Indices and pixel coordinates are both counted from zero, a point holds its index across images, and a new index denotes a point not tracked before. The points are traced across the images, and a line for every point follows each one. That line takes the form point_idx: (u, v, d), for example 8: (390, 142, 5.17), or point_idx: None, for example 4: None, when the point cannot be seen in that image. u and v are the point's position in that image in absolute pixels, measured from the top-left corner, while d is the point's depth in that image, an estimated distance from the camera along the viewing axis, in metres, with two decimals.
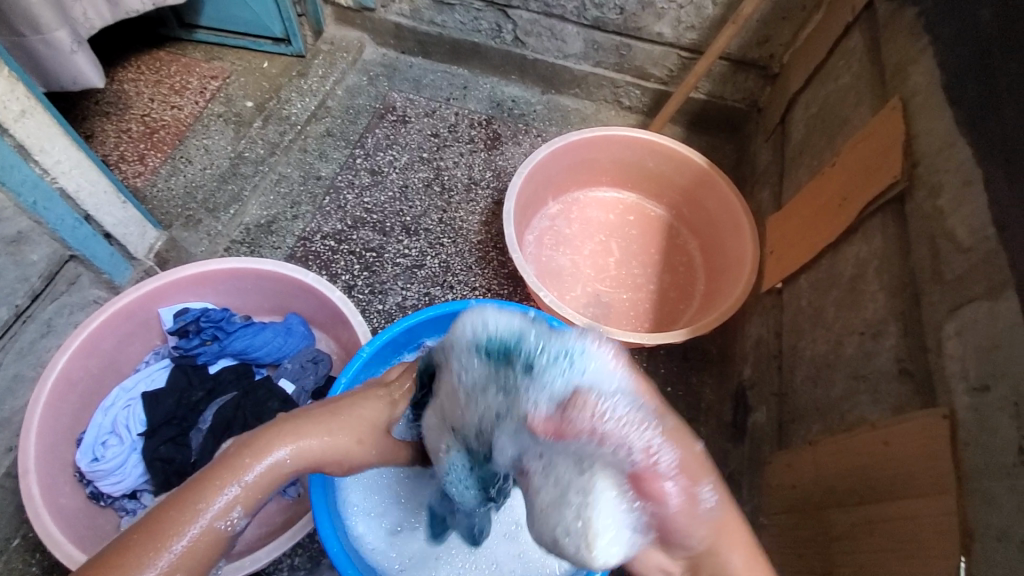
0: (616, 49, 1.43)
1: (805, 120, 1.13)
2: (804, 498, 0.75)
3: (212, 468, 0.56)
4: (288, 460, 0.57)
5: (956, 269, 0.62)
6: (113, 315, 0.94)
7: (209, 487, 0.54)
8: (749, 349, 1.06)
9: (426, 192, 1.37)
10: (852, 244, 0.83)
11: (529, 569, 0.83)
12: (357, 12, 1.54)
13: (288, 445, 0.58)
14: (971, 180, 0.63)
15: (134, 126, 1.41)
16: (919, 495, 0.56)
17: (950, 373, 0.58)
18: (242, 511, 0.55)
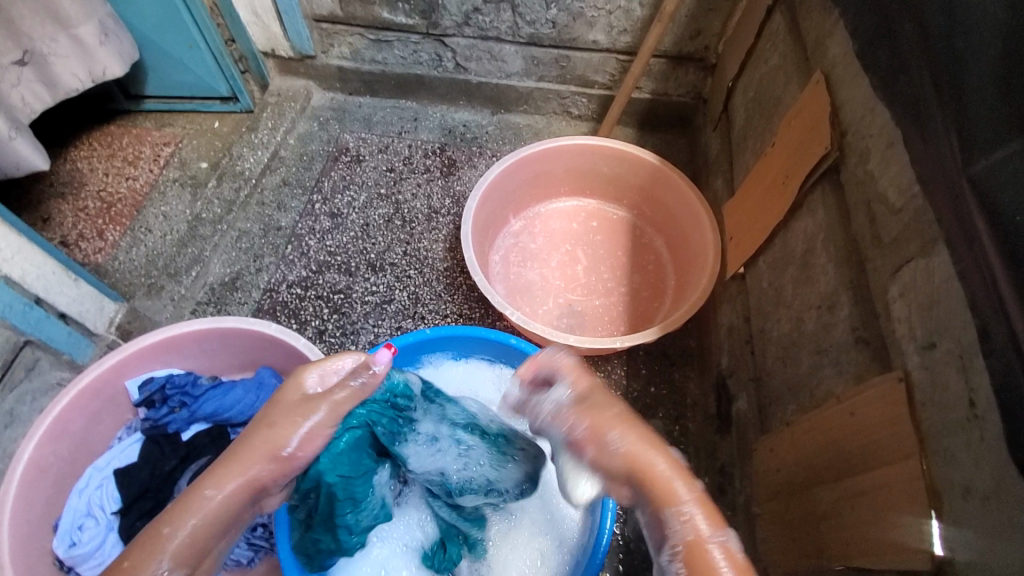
0: (556, 62, 1.45)
1: (744, 105, 1.15)
2: (789, 482, 0.74)
3: (146, 532, 0.60)
4: (209, 501, 0.62)
5: (892, 231, 0.62)
6: (79, 396, 0.92)
7: (135, 551, 0.58)
8: (723, 338, 1.06)
9: (388, 227, 1.38)
10: (799, 220, 0.83)
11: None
12: (299, 61, 1.56)
13: (203, 491, 0.62)
14: (893, 141, 0.63)
15: (91, 203, 1.41)
16: (889, 463, 0.55)
17: (899, 335, 0.57)
18: (171, 565, 0.59)
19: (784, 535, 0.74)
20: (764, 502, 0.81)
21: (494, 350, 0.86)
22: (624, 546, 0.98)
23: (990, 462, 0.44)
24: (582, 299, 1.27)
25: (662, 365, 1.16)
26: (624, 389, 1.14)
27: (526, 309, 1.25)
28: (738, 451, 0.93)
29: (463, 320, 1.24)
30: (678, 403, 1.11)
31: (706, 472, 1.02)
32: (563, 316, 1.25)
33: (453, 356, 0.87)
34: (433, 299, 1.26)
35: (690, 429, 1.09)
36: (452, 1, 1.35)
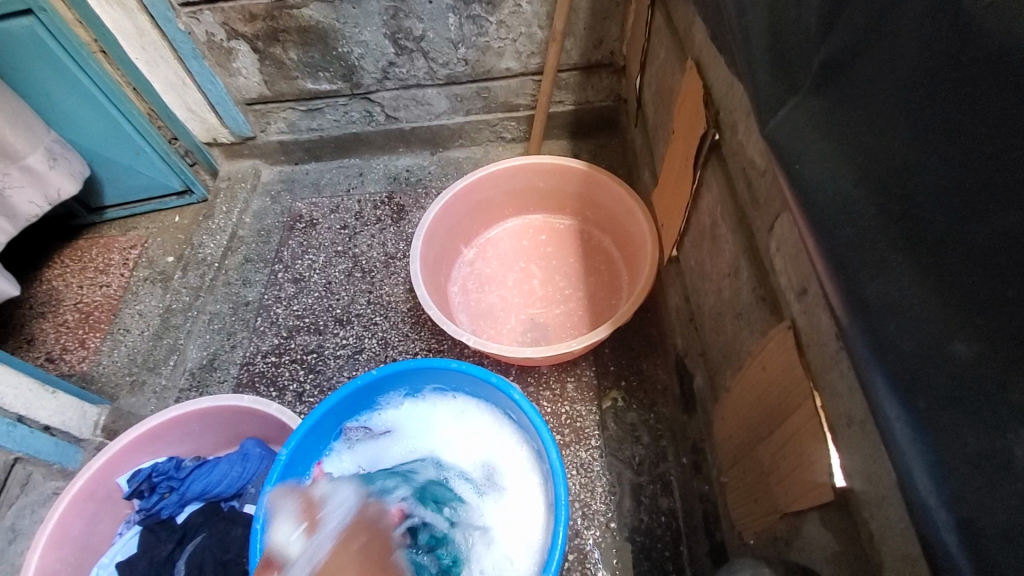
0: (478, 94, 1.53)
1: (650, 98, 1.20)
2: (739, 445, 0.77)
3: None
4: None
5: (762, 192, 0.66)
6: (74, 501, 0.96)
7: None
8: (673, 320, 1.09)
9: (349, 280, 1.43)
10: (702, 197, 0.87)
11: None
12: (241, 144, 1.64)
13: None
14: (748, 111, 0.68)
15: (70, 315, 1.46)
16: (796, 408, 0.58)
17: (782, 286, 0.61)
18: None
19: (746, 499, 0.76)
20: (728, 471, 0.83)
21: (443, 379, 0.89)
22: (618, 541, 1.00)
23: (852, 388, 0.47)
24: (542, 311, 1.31)
25: (627, 358, 1.19)
26: (595, 388, 1.16)
27: (490, 331, 1.29)
28: (703, 425, 0.96)
29: (432, 354, 1.28)
30: (648, 392, 1.14)
31: (683, 453, 1.04)
32: (527, 331, 1.29)
33: (406, 393, 0.91)
34: (401, 340, 1.31)
35: (663, 415, 1.11)
36: (367, 61, 1.43)
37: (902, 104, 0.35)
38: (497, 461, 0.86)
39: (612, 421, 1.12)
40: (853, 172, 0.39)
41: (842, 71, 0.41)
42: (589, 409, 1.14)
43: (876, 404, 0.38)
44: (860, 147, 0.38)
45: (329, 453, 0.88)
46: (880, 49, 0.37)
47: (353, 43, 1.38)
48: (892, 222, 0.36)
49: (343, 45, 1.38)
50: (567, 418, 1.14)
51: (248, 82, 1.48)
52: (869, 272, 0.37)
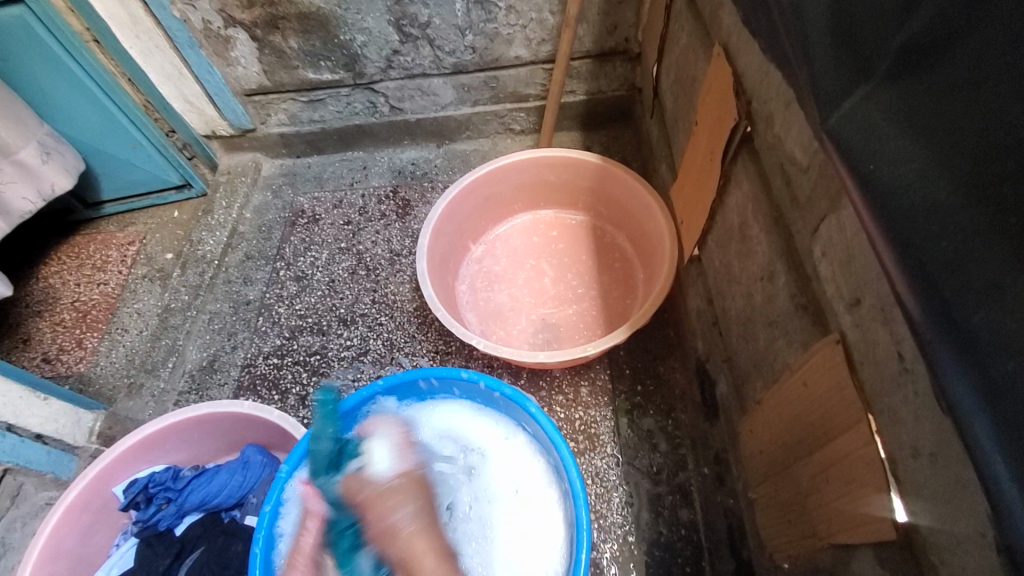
0: (485, 84, 1.46)
1: (669, 88, 1.14)
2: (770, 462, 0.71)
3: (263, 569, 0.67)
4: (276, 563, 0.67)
5: (805, 190, 0.60)
6: (67, 513, 0.92)
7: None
8: (694, 323, 1.04)
9: (353, 279, 1.38)
10: (730, 194, 0.82)
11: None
12: (241, 136, 1.58)
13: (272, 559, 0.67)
14: (789, 101, 0.62)
15: (67, 315, 1.42)
16: (845, 430, 0.53)
17: (829, 295, 0.55)
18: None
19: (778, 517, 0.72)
20: (757, 487, 0.78)
21: (455, 387, 0.85)
22: (636, 555, 0.95)
23: (924, 415, 0.42)
24: (554, 311, 1.26)
25: (644, 361, 1.14)
26: (611, 392, 1.11)
27: (500, 332, 1.24)
28: (728, 436, 0.90)
29: (440, 357, 1.23)
30: (667, 397, 1.09)
31: (705, 463, 0.99)
32: (538, 332, 1.24)
33: (417, 402, 0.86)
34: (407, 341, 1.26)
35: (683, 422, 1.06)
36: (371, 49, 1.36)
37: (1017, 97, 0.29)
38: (512, 473, 0.81)
39: (629, 428, 1.07)
40: (945, 177, 0.33)
41: (918, 59, 0.35)
42: (604, 415, 1.09)
43: (968, 447, 0.32)
44: (950, 149, 0.33)
45: None
46: (967, 37, 0.32)
47: (355, 30, 1.32)
48: (1000, 235, 0.30)
49: (345, 32, 1.32)
50: (581, 424, 1.09)
51: (247, 72, 1.42)
52: (975, 293, 0.31)
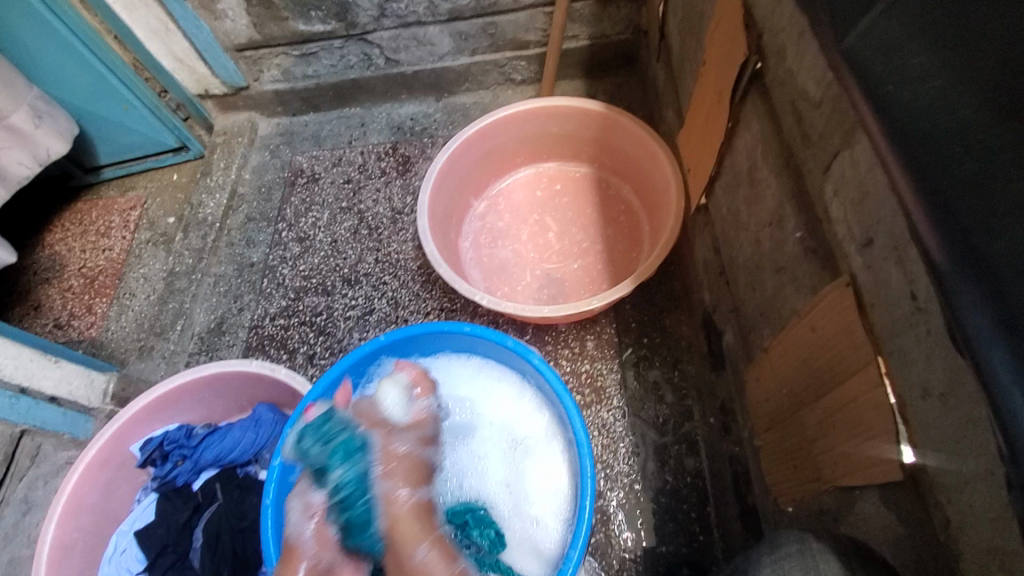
0: (484, 31, 1.40)
1: (676, 27, 1.08)
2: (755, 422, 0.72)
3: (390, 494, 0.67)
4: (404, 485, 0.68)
5: (817, 127, 0.57)
6: (88, 471, 0.95)
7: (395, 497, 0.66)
8: (702, 274, 1.02)
9: (355, 238, 1.37)
10: (739, 136, 0.78)
11: (524, 547, 0.73)
12: (235, 95, 1.54)
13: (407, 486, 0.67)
14: (802, 30, 0.58)
15: (74, 281, 1.43)
16: (855, 372, 0.52)
17: (841, 235, 0.53)
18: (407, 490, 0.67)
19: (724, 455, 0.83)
20: (764, 434, 0.78)
21: (458, 342, 0.84)
22: (642, 503, 0.97)
23: (937, 352, 0.41)
24: (559, 266, 1.24)
25: (650, 314, 1.12)
26: (617, 345, 1.11)
27: (505, 288, 1.23)
28: (734, 385, 0.90)
29: (445, 314, 1.23)
30: (673, 349, 1.08)
31: (711, 413, 0.99)
32: (543, 287, 1.22)
33: (421, 357, 0.86)
34: (412, 299, 1.26)
35: (689, 373, 1.06)
36: None
37: None
38: (517, 429, 0.81)
39: (635, 380, 1.07)
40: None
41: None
42: (610, 368, 1.09)
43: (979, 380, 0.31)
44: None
45: None
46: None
47: None
48: None
49: None
50: (588, 377, 1.09)
51: (237, 26, 1.37)
52: None
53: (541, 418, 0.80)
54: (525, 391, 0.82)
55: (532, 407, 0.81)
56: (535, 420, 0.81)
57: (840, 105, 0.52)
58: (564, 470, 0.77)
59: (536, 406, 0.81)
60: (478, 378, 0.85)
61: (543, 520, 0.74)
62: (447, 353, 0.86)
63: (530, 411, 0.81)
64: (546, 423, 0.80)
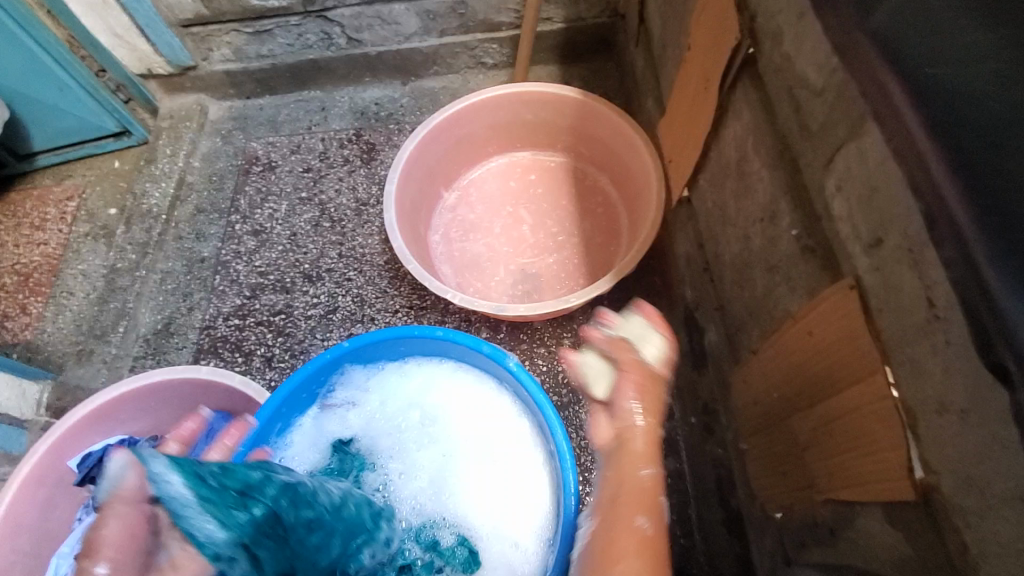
0: (453, 10, 1.32)
1: (656, 10, 1.03)
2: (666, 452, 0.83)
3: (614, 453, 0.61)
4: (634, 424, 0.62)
5: (818, 117, 0.53)
6: (19, 491, 0.85)
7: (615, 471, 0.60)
8: (683, 269, 0.98)
9: (317, 231, 1.28)
10: (727, 126, 0.74)
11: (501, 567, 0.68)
12: (183, 75, 1.42)
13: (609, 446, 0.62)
14: (803, 11, 0.54)
15: (4, 279, 1.29)
16: (855, 381, 0.49)
17: (844, 233, 0.50)
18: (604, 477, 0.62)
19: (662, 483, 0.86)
20: (749, 438, 0.75)
21: (428, 345, 0.78)
22: None
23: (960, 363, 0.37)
24: (534, 260, 1.19)
25: None
26: None
27: (478, 285, 1.17)
28: (718, 385, 0.87)
29: (415, 312, 1.16)
30: None
31: (692, 413, 0.96)
32: (518, 283, 1.17)
33: (390, 362, 0.80)
34: (378, 296, 1.18)
35: None
36: None
37: None
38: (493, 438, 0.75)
39: None
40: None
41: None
42: None
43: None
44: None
45: (302, 426, 0.77)
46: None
47: None
48: None
49: None
50: (565, 377, 1.05)
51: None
52: None
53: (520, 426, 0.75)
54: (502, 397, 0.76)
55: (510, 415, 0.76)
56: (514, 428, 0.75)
57: (846, 95, 0.48)
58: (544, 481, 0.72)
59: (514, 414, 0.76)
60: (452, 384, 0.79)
61: (521, 537, 0.69)
62: (419, 358, 0.80)
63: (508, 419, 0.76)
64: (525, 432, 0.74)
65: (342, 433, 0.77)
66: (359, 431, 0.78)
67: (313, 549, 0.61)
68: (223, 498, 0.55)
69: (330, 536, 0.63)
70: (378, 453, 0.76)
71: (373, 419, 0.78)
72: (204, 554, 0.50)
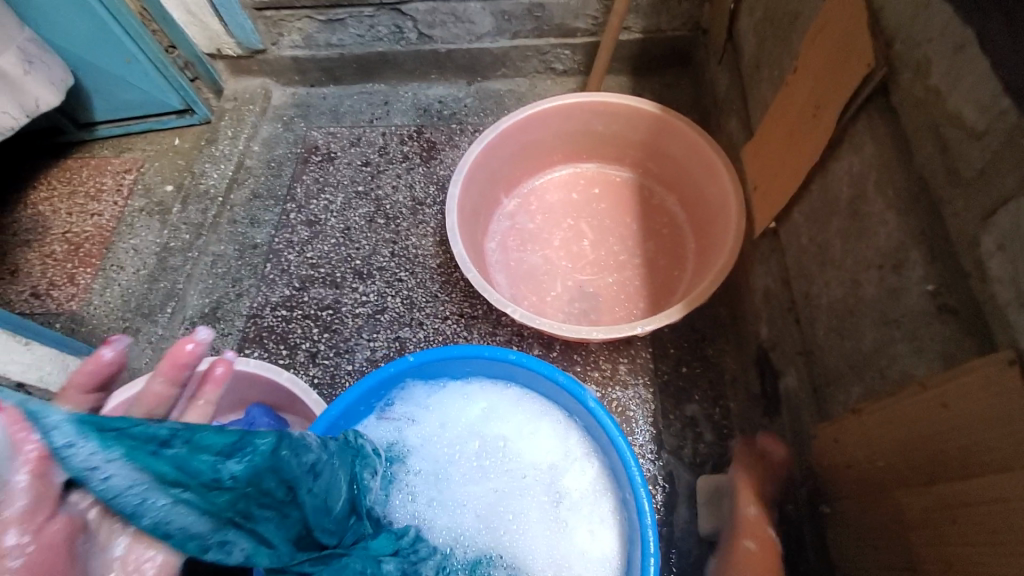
0: (529, 13, 1.28)
1: (752, 28, 0.97)
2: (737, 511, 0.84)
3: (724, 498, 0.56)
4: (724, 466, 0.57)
5: (977, 164, 0.47)
6: None
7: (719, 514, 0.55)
8: (758, 305, 0.92)
9: (371, 227, 1.25)
10: (840, 159, 0.68)
11: None
12: (251, 58, 1.41)
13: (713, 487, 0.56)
14: (969, 43, 0.48)
15: (57, 247, 1.30)
16: (1007, 469, 0.44)
17: (1008, 300, 0.43)
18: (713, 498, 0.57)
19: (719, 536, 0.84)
20: (833, 501, 0.69)
21: (496, 368, 0.75)
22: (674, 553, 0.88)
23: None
24: (593, 279, 1.14)
25: (691, 342, 1.03)
26: (653, 373, 1.01)
27: (533, 298, 1.13)
28: (794, 436, 0.80)
29: (465, 320, 1.12)
30: (716, 382, 0.99)
31: None
32: (575, 300, 1.12)
33: (454, 380, 0.76)
34: (429, 301, 1.15)
35: (733, 411, 0.96)
36: None
37: None
38: (560, 476, 0.71)
39: (672, 414, 0.97)
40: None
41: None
42: (645, 398, 0.99)
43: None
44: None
45: None
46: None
47: None
48: None
49: None
50: (618, 406, 0.99)
51: None
52: None
53: (589, 467, 0.71)
54: (573, 433, 0.73)
55: (579, 453, 0.72)
56: (582, 468, 0.71)
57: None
58: (612, 530, 0.68)
59: (583, 453, 0.72)
60: (518, 411, 0.75)
61: None
62: (486, 380, 0.76)
63: (576, 458, 0.72)
64: (594, 474, 0.71)
65: (397, 451, 0.73)
66: (416, 451, 0.73)
67: (312, 496, 0.60)
68: (188, 476, 0.53)
69: (333, 474, 0.63)
70: (434, 477, 0.72)
71: (432, 440, 0.74)
72: (184, 548, 0.51)
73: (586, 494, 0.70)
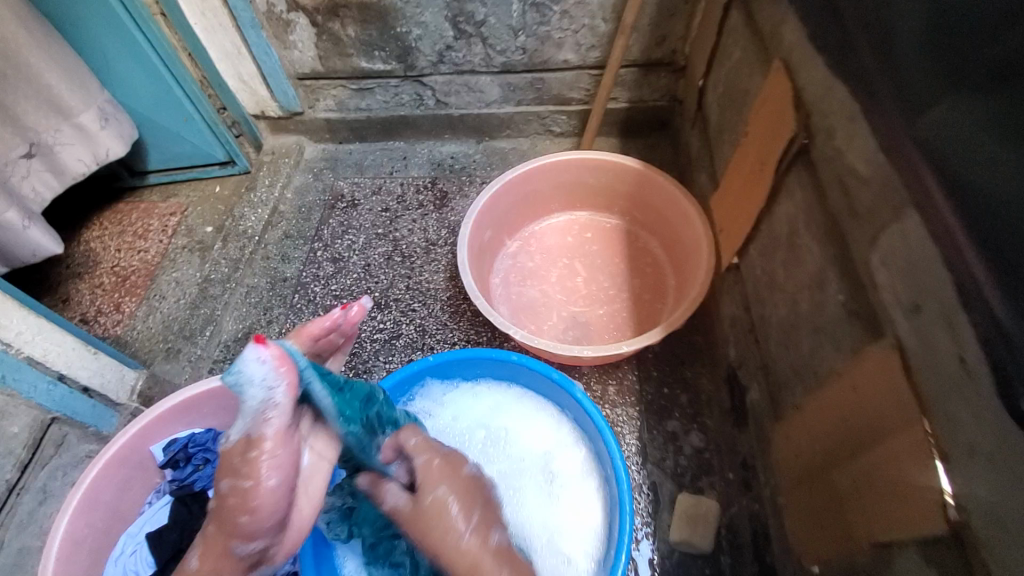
0: (531, 85, 1.49)
1: (716, 100, 1.16)
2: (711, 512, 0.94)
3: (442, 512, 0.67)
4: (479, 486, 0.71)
5: (864, 202, 0.62)
6: (109, 465, 0.94)
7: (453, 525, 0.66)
8: (727, 330, 1.05)
9: (388, 264, 1.41)
10: (780, 203, 0.84)
11: None
12: (289, 119, 1.62)
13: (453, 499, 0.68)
14: (854, 115, 0.64)
15: (106, 278, 1.46)
16: (893, 431, 0.55)
17: (887, 300, 0.57)
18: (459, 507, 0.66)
19: (695, 534, 0.94)
20: (788, 492, 0.79)
21: (500, 370, 0.88)
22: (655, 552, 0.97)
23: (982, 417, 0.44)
24: (585, 310, 1.28)
25: (671, 365, 1.15)
26: (638, 393, 1.13)
27: (532, 327, 1.26)
28: (758, 441, 0.92)
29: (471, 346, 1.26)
30: (694, 401, 1.11)
31: (730, 467, 1.00)
32: (569, 329, 1.26)
33: (464, 381, 0.89)
34: (439, 328, 1.29)
35: (709, 427, 1.08)
36: (425, 43, 1.39)
37: None
38: (554, 462, 0.83)
39: (655, 429, 1.09)
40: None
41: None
42: (631, 415, 1.11)
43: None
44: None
45: None
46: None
47: (412, 24, 1.35)
48: None
49: (401, 25, 1.35)
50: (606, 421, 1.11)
51: (303, 56, 1.44)
52: None
53: (578, 453, 0.83)
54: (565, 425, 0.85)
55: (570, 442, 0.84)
56: (573, 455, 0.83)
57: (889, 183, 0.58)
58: (598, 508, 0.79)
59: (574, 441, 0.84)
60: (518, 409, 0.87)
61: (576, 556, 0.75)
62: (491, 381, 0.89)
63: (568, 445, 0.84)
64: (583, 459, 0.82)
65: None
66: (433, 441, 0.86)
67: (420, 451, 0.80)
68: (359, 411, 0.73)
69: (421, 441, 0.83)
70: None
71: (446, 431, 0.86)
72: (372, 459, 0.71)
73: (576, 477, 0.81)
